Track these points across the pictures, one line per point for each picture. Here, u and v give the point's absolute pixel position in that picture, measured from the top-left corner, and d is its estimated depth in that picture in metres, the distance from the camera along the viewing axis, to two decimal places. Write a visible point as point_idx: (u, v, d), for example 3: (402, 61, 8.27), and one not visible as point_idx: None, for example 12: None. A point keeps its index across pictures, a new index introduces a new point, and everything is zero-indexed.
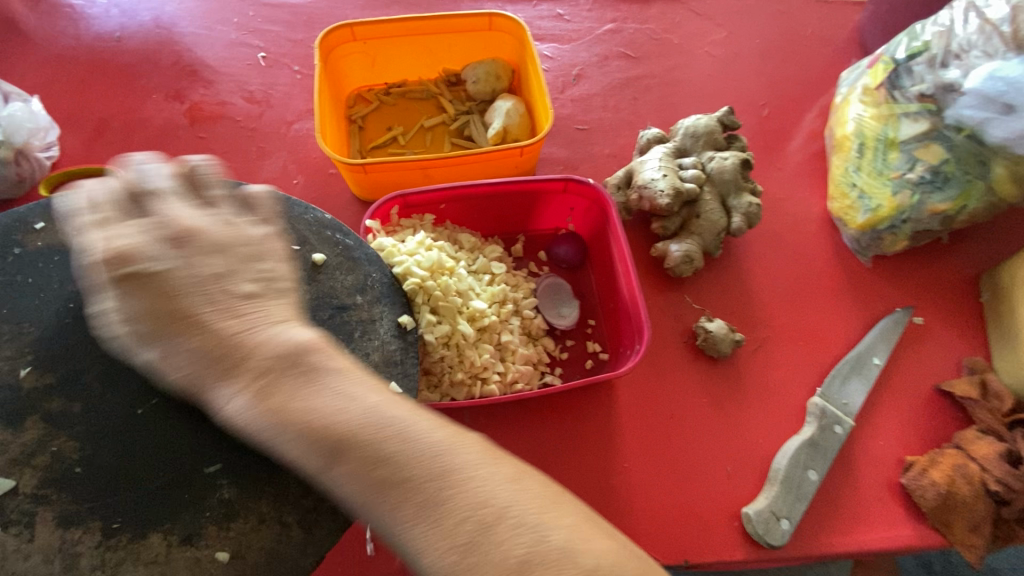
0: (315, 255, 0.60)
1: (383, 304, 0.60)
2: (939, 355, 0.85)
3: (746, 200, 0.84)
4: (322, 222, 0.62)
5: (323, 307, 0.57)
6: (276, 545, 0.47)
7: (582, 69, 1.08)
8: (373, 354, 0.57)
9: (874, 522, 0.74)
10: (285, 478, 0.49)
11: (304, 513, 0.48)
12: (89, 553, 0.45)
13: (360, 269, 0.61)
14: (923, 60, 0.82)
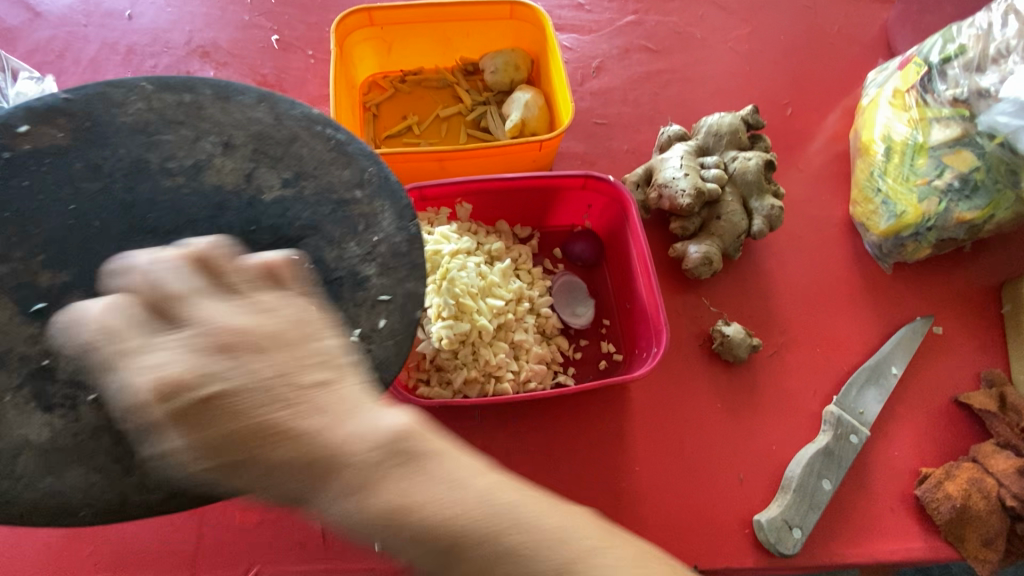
0: (307, 150, 0.53)
1: (384, 197, 0.53)
2: (957, 366, 0.83)
3: (769, 203, 0.82)
4: (313, 117, 0.54)
5: (323, 204, 0.52)
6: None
7: (602, 61, 1.05)
8: (378, 245, 0.51)
9: (886, 533, 0.73)
10: None
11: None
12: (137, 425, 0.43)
13: (356, 162, 0.53)
14: (959, 64, 0.80)
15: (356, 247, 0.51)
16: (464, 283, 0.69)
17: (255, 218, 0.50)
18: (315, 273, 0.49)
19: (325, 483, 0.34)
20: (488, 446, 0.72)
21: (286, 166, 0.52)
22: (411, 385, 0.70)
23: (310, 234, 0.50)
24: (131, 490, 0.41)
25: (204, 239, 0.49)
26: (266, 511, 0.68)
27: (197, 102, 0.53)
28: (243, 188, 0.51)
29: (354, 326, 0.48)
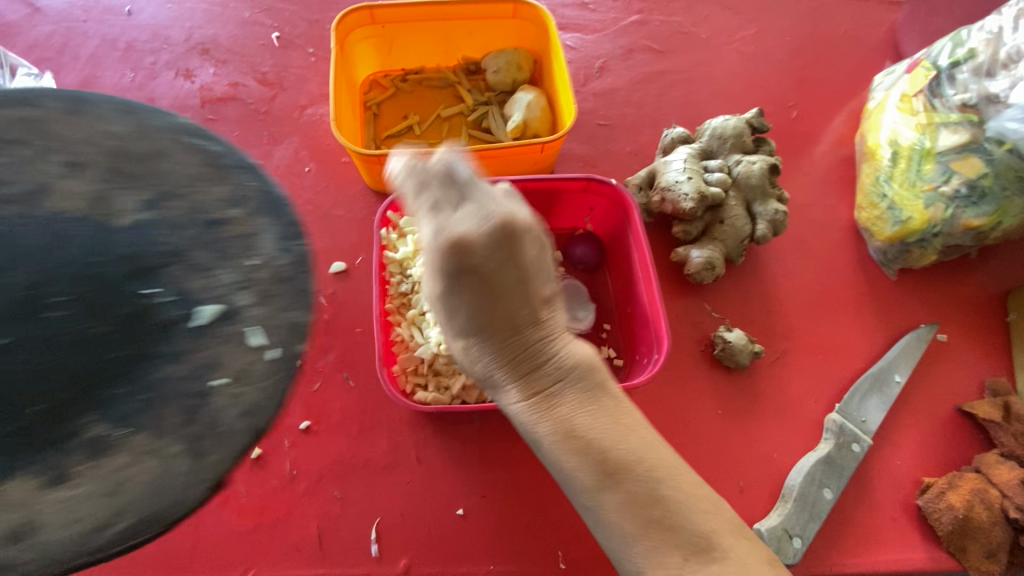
0: (172, 164, 0.40)
1: (266, 214, 0.41)
2: (961, 375, 0.82)
3: (773, 207, 0.81)
4: (182, 126, 0.42)
5: (189, 224, 0.39)
6: (156, 481, 0.34)
7: (605, 61, 1.04)
8: (257, 269, 0.39)
9: (887, 543, 0.73)
10: (162, 408, 0.36)
11: (190, 443, 0.35)
12: None
13: (230, 177, 0.41)
14: (968, 68, 0.78)
15: (226, 274, 0.39)
16: None
17: (98, 247, 0.38)
18: (173, 308, 0.38)
19: (530, 374, 0.45)
20: (487, 453, 0.71)
21: (140, 185, 0.39)
22: (409, 390, 0.68)
23: (171, 261, 0.38)
24: None
25: (32, 282, 0.36)
26: (262, 514, 0.68)
27: (40, 116, 0.39)
28: (84, 213, 0.38)
29: (220, 371, 0.37)
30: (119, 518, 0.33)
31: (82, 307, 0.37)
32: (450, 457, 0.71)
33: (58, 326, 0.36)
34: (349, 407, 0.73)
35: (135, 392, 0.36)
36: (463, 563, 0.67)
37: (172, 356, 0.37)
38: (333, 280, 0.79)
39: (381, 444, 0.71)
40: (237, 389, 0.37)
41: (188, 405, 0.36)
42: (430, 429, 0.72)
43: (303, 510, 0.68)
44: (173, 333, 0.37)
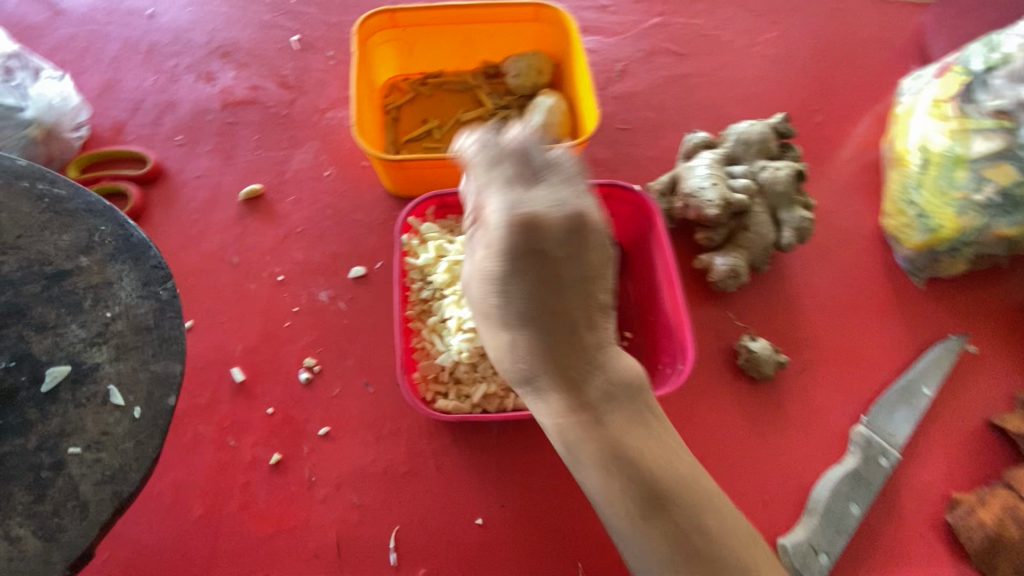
0: (1, 216, 0.45)
1: (117, 262, 0.46)
2: (991, 387, 0.80)
3: (799, 215, 0.80)
4: (15, 171, 0.47)
5: (32, 278, 0.44)
6: (7, 565, 0.37)
7: (626, 64, 1.03)
8: (112, 322, 0.44)
9: (916, 560, 0.71)
10: (11, 485, 0.39)
11: (41, 521, 0.39)
12: None
13: (80, 222, 0.46)
14: (1003, 73, 0.76)
15: (76, 331, 0.43)
16: None
17: None
18: (21, 372, 0.42)
19: (578, 384, 0.49)
20: (506, 463, 0.70)
21: None
22: (429, 399, 0.67)
23: (12, 319, 0.43)
24: None
25: None
26: (280, 521, 0.67)
27: None
28: None
29: (75, 437, 0.41)
30: None
31: None
32: (469, 465, 0.70)
33: None
34: (368, 414, 0.72)
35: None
36: (482, 574, 0.66)
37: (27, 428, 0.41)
38: (352, 285, 0.79)
39: (399, 452, 0.70)
40: (91, 454, 0.40)
41: (36, 475, 0.40)
42: (449, 437, 0.71)
43: (321, 517, 0.68)
44: (20, 395, 0.41)
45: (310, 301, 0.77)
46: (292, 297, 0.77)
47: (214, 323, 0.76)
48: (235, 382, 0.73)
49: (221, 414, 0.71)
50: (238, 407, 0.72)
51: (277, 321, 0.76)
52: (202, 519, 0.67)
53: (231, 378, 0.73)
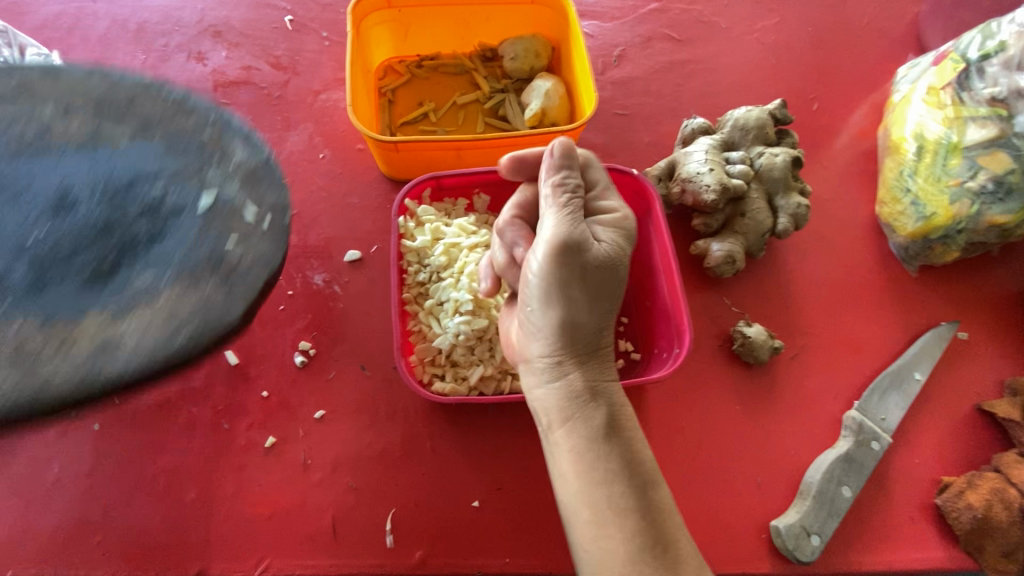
0: (135, 102, 0.55)
1: (230, 134, 0.55)
2: (981, 373, 0.82)
3: (795, 201, 0.80)
4: (130, 77, 0.56)
5: (171, 143, 0.54)
6: (205, 301, 0.48)
7: (624, 50, 1.02)
8: (234, 168, 0.54)
9: (905, 541, 0.72)
10: (195, 254, 0.50)
11: (221, 279, 0.49)
12: (30, 340, 0.45)
13: (195, 109, 0.56)
14: (999, 61, 0.77)
15: (213, 172, 0.53)
16: (482, 278, 0.68)
17: (118, 165, 0.52)
18: (177, 195, 0.52)
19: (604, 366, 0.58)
20: (503, 448, 0.70)
21: (116, 115, 0.54)
22: (426, 381, 0.67)
23: (155, 177, 0.53)
24: (35, 391, 0.44)
25: (67, 183, 0.51)
26: (275, 503, 0.67)
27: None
28: (71, 139, 0.53)
29: (230, 235, 0.51)
30: (182, 328, 0.47)
31: (116, 204, 0.51)
32: (465, 449, 0.70)
33: (97, 215, 0.50)
34: (364, 398, 0.72)
35: (168, 250, 0.50)
36: (478, 555, 0.66)
37: (189, 232, 0.51)
38: (347, 268, 0.78)
39: (396, 435, 0.70)
40: (242, 246, 0.51)
41: (195, 207, 0.52)
42: (445, 420, 0.71)
43: (317, 501, 0.67)
44: (179, 210, 0.52)
45: (304, 284, 0.76)
46: (286, 280, 0.77)
47: None
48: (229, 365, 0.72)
49: (215, 397, 0.71)
50: (233, 390, 0.71)
51: (271, 304, 0.75)
52: (196, 502, 0.67)
53: (225, 361, 0.72)
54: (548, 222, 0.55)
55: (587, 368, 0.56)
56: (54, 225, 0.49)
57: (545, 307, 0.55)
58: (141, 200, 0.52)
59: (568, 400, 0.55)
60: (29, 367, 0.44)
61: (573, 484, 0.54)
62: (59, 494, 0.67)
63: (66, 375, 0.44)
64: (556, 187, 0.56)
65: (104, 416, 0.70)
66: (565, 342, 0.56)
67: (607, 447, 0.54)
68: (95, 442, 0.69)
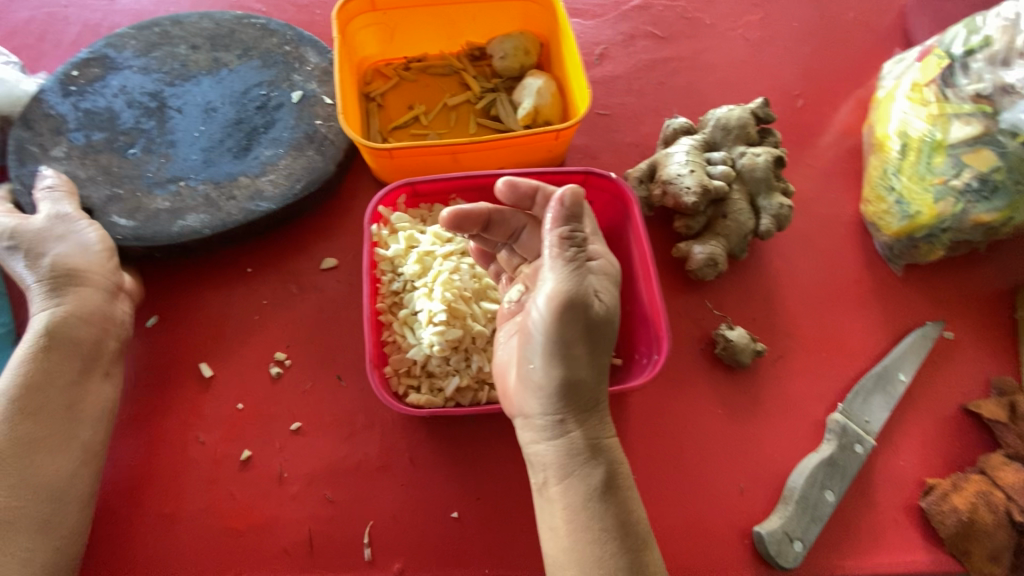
0: (242, 35, 0.86)
1: (304, 45, 0.85)
2: (966, 373, 0.81)
3: (777, 201, 0.79)
4: (239, 17, 0.87)
5: (268, 60, 0.84)
6: (316, 161, 0.78)
7: (606, 48, 1.01)
8: (314, 71, 0.84)
9: (889, 545, 0.72)
10: (300, 136, 0.79)
11: (318, 149, 0.79)
12: (213, 191, 0.75)
13: (278, 32, 0.86)
14: (983, 57, 0.75)
15: (298, 78, 0.83)
16: (457, 286, 0.66)
17: (242, 85, 0.83)
18: (279, 95, 0.82)
19: (602, 418, 0.58)
20: (481, 458, 0.69)
21: (235, 48, 0.85)
22: (401, 393, 0.66)
23: (265, 84, 0.83)
24: (226, 218, 0.73)
25: (213, 103, 0.81)
26: (251, 517, 0.66)
27: (164, 29, 0.85)
28: (212, 67, 0.84)
29: (317, 119, 0.81)
30: (302, 182, 0.76)
31: (240, 106, 0.81)
32: (443, 459, 0.69)
33: (232, 115, 0.80)
34: (341, 408, 0.71)
35: (278, 131, 0.79)
36: (456, 566, 0.65)
37: (288, 119, 0.80)
38: (323, 276, 0.77)
39: (373, 445, 0.70)
40: (327, 123, 0.80)
41: (295, 104, 0.81)
42: (423, 429, 0.70)
43: (293, 514, 0.67)
44: (281, 104, 0.81)
45: (279, 292, 0.76)
46: (261, 290, 0.76)
47: (179, 317, 0.74)
48: (203, 376, 0.71)
49: (190, 409, 0.70)
50: (207, 402, 0.70)
51: (246, 313, 0.74)
52: (171, 515, 0.66)
53: (199, 372, 0.71)
54: (549, 275, 0.52)
55: (586, 424, 0.56)
56: (211, 124, 0.80)
57: (548, 365, 0.54)
58: (254, 100, 0.82)
59: (567, 458, 0.56)
60: (218, 205, 0.74)
61: (565, 542, 0.55)
62: None
63: (236, 208, 0.74)
64: (561, 240, 0.52)
65: None
66: (565, 401, 0.55)
67: (603, 509, 0.54)
68: None
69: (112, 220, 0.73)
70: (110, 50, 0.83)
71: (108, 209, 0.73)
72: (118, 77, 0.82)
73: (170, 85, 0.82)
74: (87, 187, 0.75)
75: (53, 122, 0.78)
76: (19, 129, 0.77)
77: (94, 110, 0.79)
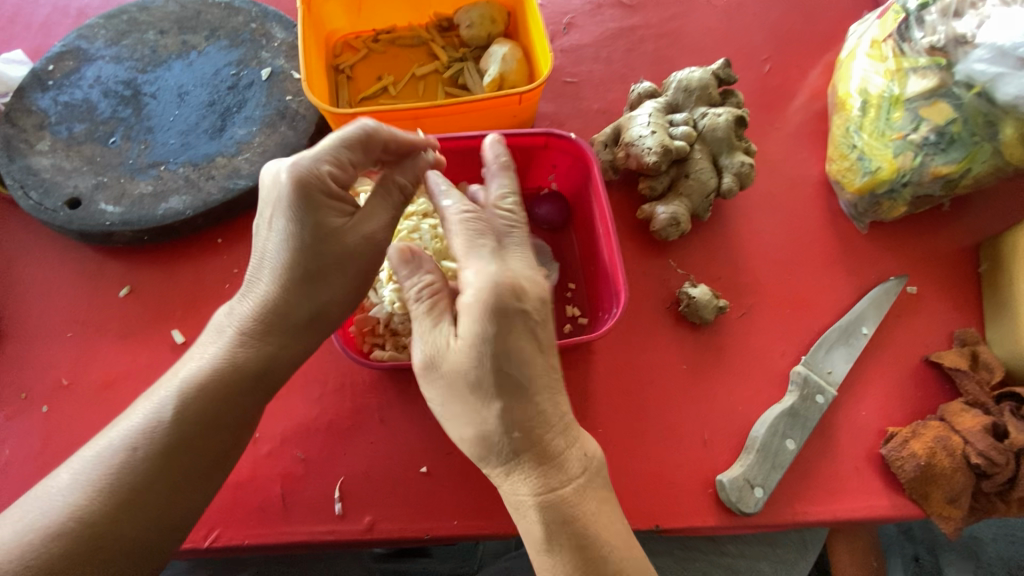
0: (208, 15, 0.86)
1: (270, 21, 0.86)
2: (930, 326, 0.82)
3: (739, 159, 0.80)
4: None
5: (236, 38, 0.85)
6: (290, 135, 0.79)
7: (574, 18, 1.01)
8: (281, 46, 0.85)
9: (851, 491, 0.73)
10: (271, 112, 0.80)
11: (289, 124, 0.80)
12: (190, 171, 0.76)
13: (242, 10, 0.87)
14: (937, 9, 0.76)
15: (265, 54, 0.84)
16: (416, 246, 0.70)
17: (213, 66, 0.83)
18: (248, 73, 0.83)
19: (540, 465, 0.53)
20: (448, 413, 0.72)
21: (202, 30, 0.86)
22: (366, 350, 0.70)
23: (234, 63, 0.84)
24: (208, 198, 0.75)
25: (185, 87, 0.82)
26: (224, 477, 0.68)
27: (132, 17, 0.86)
28: (181, 50, 0.84)
29: (286, 94, 0.82)
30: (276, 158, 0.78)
31: (212, 86, 0.82)
32: (412, 417, 0.71)
33: (205, 96, 0.81)
34: (313, 370, 0.73)
35: (250, 110, 0.81)
36: (426, 519, 0.67)
37: (259, 96, 0.81)
38: None
39: (344, 405, 0.71)
40: (296, 99, 0.82)
41: (264, 81, 0.82)
42: (393, 390, 0.72)
43: (267, 472, 0.68)
44: (250, 82, 0.82)
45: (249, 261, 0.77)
46: (233, 259, 0.77)
47: (150, 288, 0.75)
48: (176, 343, 0.73)
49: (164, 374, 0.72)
50: None
51: (217, 282, 0.76)
52: None
53: (172, 340, 0.73)
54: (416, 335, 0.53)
55: (532, 481, 0.53)
56: (186, 108, 0.81)
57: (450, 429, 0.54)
58: (225, 79, 0.82)
59: (513, 506, 0.55)
60: (198, 185, 0.76)
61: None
62: (9, 475, 0.67)
63: (215, 188, 0.76)
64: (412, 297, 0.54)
65: (53, 399, 0.70)
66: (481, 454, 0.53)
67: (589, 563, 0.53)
68: (44, 423, 0.69)
69: (99, 208, 0.74)
70: (83, 42, 0.84)
71: (96, 197, 0.74)
72: (92, 68, 0.83)
73: (143, 72, 0.83)
74: (73, 177, 0.75)
75: (36, 117, 0.79)
76: (3, 126, 0.77)
77: (72, 103, 0.80)
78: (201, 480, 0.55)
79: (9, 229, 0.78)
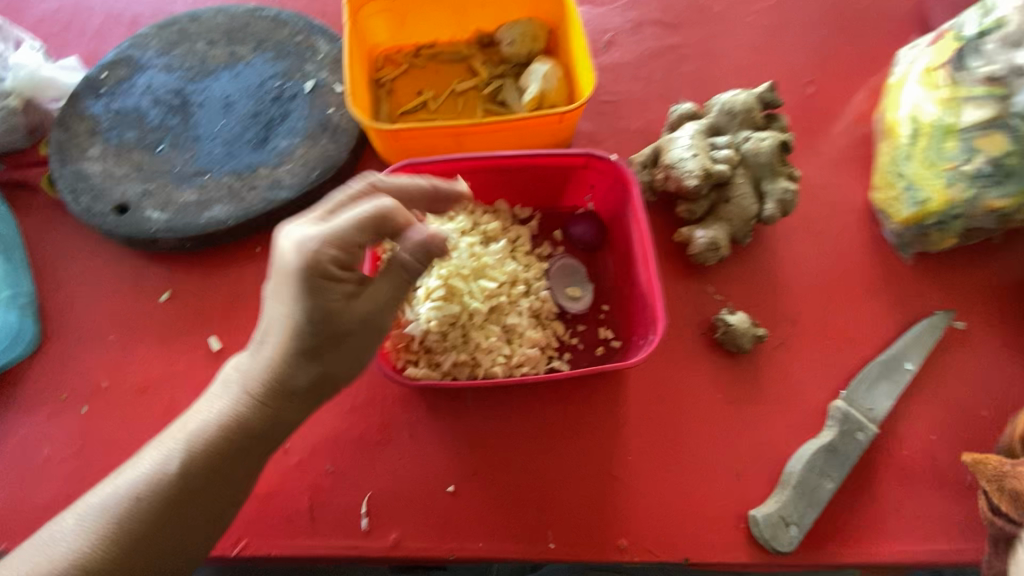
0: (255, 27, 0.88)
1: (315, 34, 0.88)
2: (978, 363, 0.79)
3: (782, 185, 0.78)
4: (251, 10, 0.89)
5: (282, 50, 0.87)
6: (331, 148, 0.80)
7: (614, 36, 1.01)
8: (326, 59, 0.86)
9: (890, 533, 0.71)
10: (313, 125, 0.81)
11: (331, 136, 0.81)
12: (233, 181, 0.78)
13: (288, 23, 0.88)
14: (997, 38, 0.73)
15: (310, 67, 0.85)
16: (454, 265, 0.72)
17: (258, 77, 0.85)
18: (292, 85, 0.84)
19: None
20: (478, 435, 0.71)
21: (248, 41, 0.87)
22: (400, 366, 0.70)
23: (279, 75, 0.85)
24: (249, 208, 0.76)
25: (231, 97, 0.84)
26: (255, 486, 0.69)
27: (182, 27, 0.88)
28: (228, 61, 0.86)
29: (329, 107, 0.83)
30: (317, 169, 0.79)
31: (257, 97, 0.84)
32: (442, 434, 0.71)
33: (250, 107, 0.83)
34: None
35: (293, 121, 0.82)
36: (452, 540, 0.67)
37: (302, 109, 0.83)
38: None
39: (374, 420, 0.71)
40: (338, 111, 0.83)
41: (307, 93, 0.84)
42: (424, 407, 0.72)
43: (295, 483, 0.69)
44: (294, 94, 0.84)
45: None
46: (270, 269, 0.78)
47: (189, 295, 0.77)
48: (212, 350, 0.74)
49: (199, 381, 0.73)
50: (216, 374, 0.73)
51: (253, 291, 0.77)
52: None
53: (209, 347, 0.74)
54: None
55: None
56: (231, 118, 0.82)
57: None
58: (269, 91, 0.84)
59: None
60: (240, 195, 0.77)
61: None
62: (48, 473, 0.69)
63: (257, 198, 0.77)
64: None
65: (92, 400, 0.72)
66: None
67: None
68: (82, 423, 0.71)
69: (146, 214, 0.76)
70: (135, 51, 0.86)
71: (142, 204, 0.76)
72: (143, 77, 0.85)
73: (191, 82, 0.85)
74: (122, 183, 0.77)
75: (88, 123, 0.81)
76: (57, 132, 0.80)
77: (123, 110, 0.82)
78: (198, 526, 0.57)
79: (57, 231, 0.80)
